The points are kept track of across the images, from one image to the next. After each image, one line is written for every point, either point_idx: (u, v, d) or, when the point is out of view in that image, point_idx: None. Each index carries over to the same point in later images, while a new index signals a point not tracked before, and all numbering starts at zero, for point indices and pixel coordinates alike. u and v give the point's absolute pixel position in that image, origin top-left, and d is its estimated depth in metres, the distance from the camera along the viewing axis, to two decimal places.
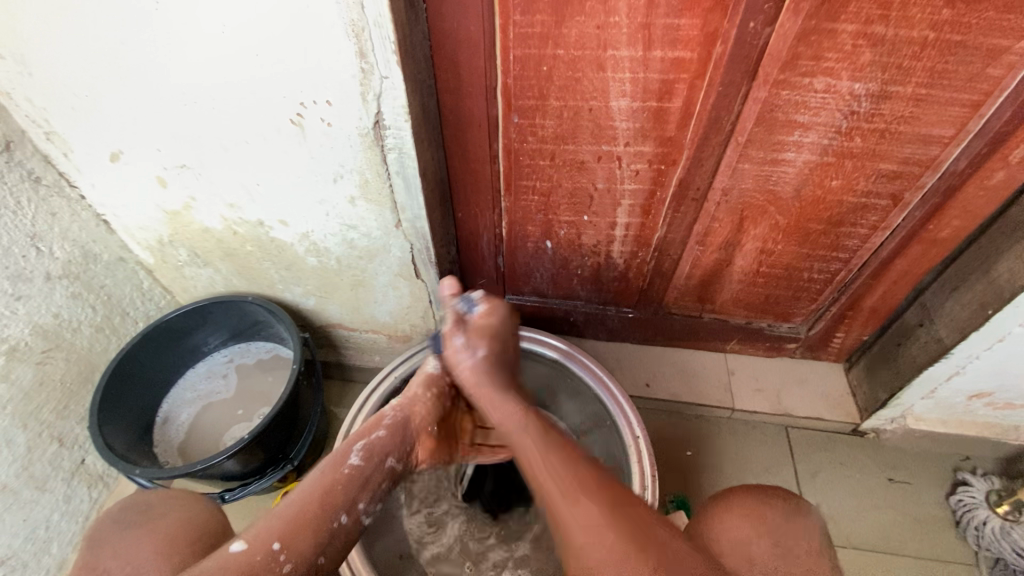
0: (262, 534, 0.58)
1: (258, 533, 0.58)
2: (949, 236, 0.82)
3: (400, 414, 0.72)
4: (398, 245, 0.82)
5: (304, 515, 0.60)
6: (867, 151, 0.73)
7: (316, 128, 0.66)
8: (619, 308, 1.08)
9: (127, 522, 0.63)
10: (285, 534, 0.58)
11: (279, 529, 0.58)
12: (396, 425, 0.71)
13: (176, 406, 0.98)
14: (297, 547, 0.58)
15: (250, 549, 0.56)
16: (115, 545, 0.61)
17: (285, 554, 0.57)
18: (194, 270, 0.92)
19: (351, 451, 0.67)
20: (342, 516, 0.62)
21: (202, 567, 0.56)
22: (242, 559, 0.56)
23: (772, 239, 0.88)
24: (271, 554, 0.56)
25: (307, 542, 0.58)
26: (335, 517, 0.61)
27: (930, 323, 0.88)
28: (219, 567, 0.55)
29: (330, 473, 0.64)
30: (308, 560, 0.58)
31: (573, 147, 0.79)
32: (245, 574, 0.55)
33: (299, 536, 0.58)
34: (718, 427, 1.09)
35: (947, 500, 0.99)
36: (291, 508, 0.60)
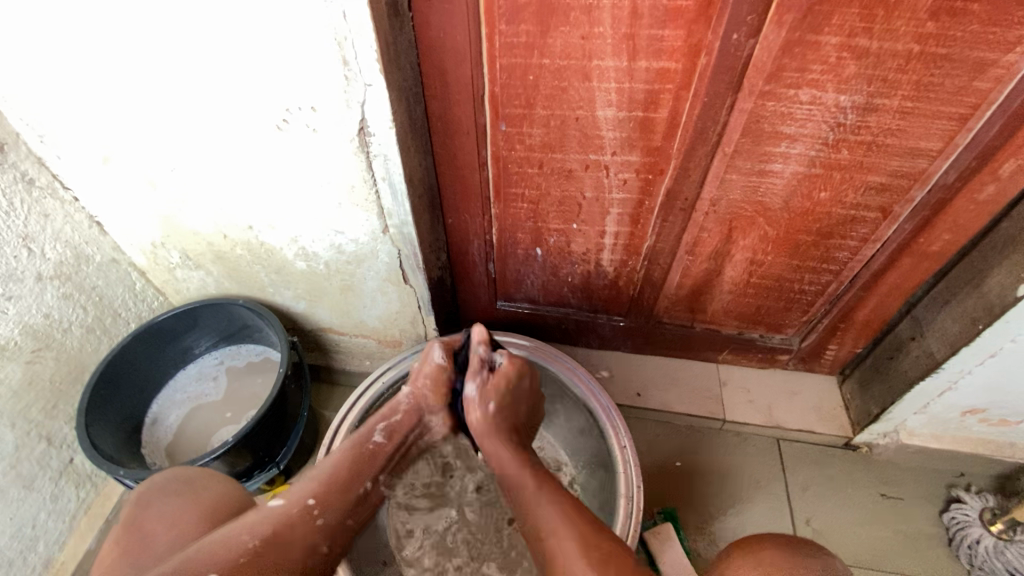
0: (300, 491, 0.66)
1: (295, 491, 0.66)
2: (940, 249, 0.81)
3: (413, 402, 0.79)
4: (386, 250, 0.82)
5: (335, 477, 0.69)
6: (855, 164, 0.73)
7: (302, 134, 0.67)
8: (610, 317, 1.08)
9: (170, 491, 0.68)
10: (319, 492, 0.67)
11: (317, 489, 0.67)
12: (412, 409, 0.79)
13: (165, 407, 0.99)
14: (331, 505, 0.66)
15: (288, 503, 0.64)
16: (159, 510, 0.66)
17: (319, 507, 0.65)
18: (186, 272, 0.93)
19: (374, 430, 0.76)
20: (368, 483, 0.71)
21: (248, 516, 0.63)
22: (282, 508, 0.64)
23: (762, 250, 0.87)
24: (306, 508, 0.64)
25: (337, 498, 0.67)
26: (362, 484, 0.70)
27: (922, 337, 0.86)
28: (262, 517, 0.63)
29: (355, 449, 0.73)
30: (338, 521, 0.66)
31: (560, 156, 0.79)
32: (286, 521, 0.62)
33: (329, 496, 0.67)
34: (709, 438, 1.08)
35: (940, 518, 0.98)
36: (330, 474, 0.69)
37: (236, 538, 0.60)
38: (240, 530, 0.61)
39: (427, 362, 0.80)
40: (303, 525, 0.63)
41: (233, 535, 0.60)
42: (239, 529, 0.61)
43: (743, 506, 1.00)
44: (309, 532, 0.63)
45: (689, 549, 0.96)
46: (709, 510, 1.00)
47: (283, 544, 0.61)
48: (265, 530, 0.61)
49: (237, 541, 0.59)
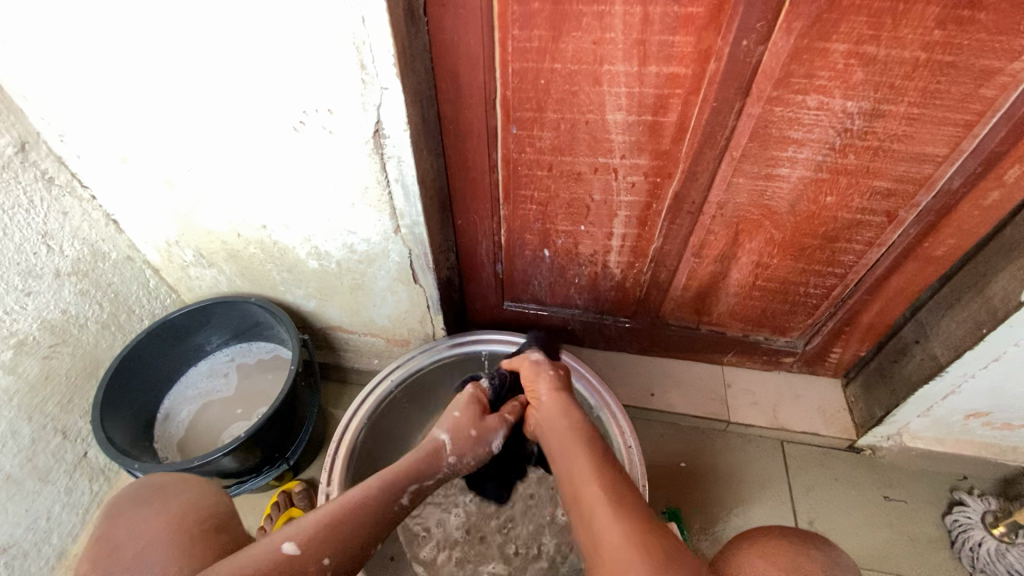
0: (317, 540, 0.53)
1: (313, 536, 0.53)
2: (945, 253, 0.82)
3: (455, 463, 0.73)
4: (397, 250, 0.84)
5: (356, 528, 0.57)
6: (861, 169, 0.74)
7: (317, 135, 0.68)
8: (616, 318, 1.09)
9: (140, 500, 0.59)
10: (337, 549, 0.54)
11: (332, 542, 0.54)
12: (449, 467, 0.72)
13: (177, 403, 1.01)
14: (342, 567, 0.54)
15: (304, 556, 0.51)
16: (126, 521, 0.57)
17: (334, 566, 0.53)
18: (199, 270, 0.94)
19: (405, 490, 0.64)
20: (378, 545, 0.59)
21: (251, 554, 0.50)
22: (298, 558, 0.51)
23: (768, 253, 0.88)
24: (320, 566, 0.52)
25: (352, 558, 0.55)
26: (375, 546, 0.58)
27: (926, 341, 0.87)
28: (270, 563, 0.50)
29: (377, 502, 0.60)
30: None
31: (570, 159, 0.80)
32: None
33: (346, 552, 0.55)
34: (714, 439, 1.08)
35: (943, 520, 0.98)
36: (347, 524, 0.57)
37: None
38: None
39: (484, 440, 0.77)
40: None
41: None
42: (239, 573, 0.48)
43: (748, 506, 1.01)
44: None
45: (692, 549, 0.97)
46: (712, 510, 1.01)
47: None
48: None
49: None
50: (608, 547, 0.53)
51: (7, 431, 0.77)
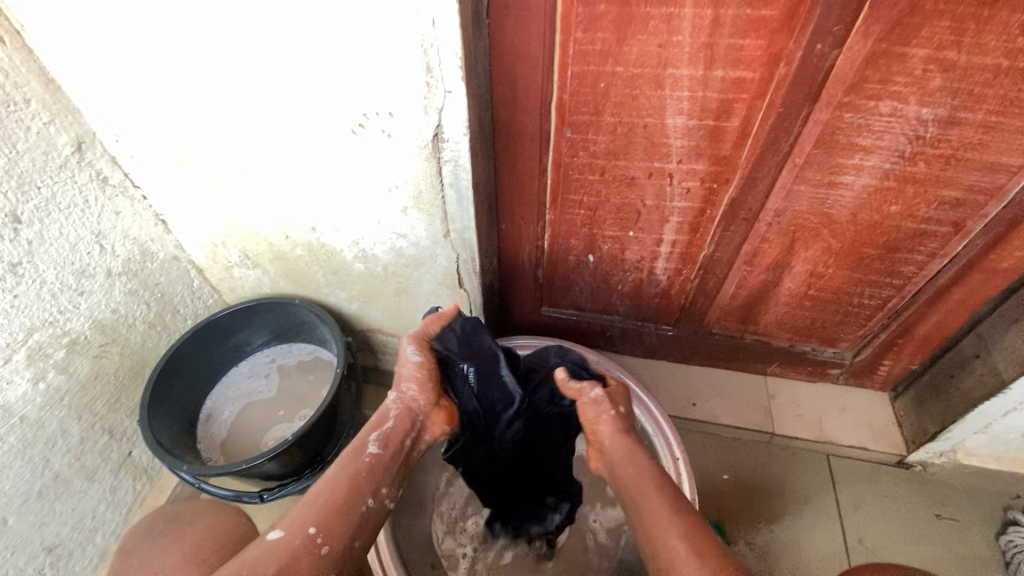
0: (297, 518, 0.56)
1: (292, 519, 0.56)
2: (1011, 266, 0.79)
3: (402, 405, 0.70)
4: (445, 254, 0.83)
5: (333, 499, 0.59)
6: (931, 177, 0.71)
7: (376, 139, 0.67)
8: (658, 326, 1.07)
9: (155, 534, 0.67)
10: (320, 516, 0.56)
11: (314, 513, 0.57)
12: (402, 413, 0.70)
13: (219, 403, 1.01)
14: (335, 530, 0.56)
15: (288, 534, 0.54)
16: (142, 556, 0.65)
17: (323, 536, 0.55)
18: (243, 271, 0.94)
19: (367, 442, 0.66)
20: (370, 499, 0.61)
21: (237, 558, 0.53)
22: (280, 544, 0.54)
23: (824, 262, 0.86)
24: (310, 538, 0.54)
25: (340, 524, 0.57)
26: (365, 501, 0.60)
27: (988, 355, 0.84)
28: (259, 557, 0.53)
29: (347, 463, 0.63)
30: (346, 545, 0.56)
31: (623, 163, 0.79)
32: (288, 559, 0.52)
33: (333, 520, 0.57)
34: (756, 452, 1.06)
35: (997, 541, 0.95)
36: (322, 493, 0.59)
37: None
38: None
39: (404, 360, 0.72)
40: (307, 561, 0.53)
41: None
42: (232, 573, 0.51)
43: (793, 521, 0.98)
44: (320, 563, 0.54)
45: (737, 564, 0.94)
46: (756, 524, 0.98)
47: None
48: (271, 567, 0.52)
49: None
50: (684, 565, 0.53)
51: (57, 431, 0.77)
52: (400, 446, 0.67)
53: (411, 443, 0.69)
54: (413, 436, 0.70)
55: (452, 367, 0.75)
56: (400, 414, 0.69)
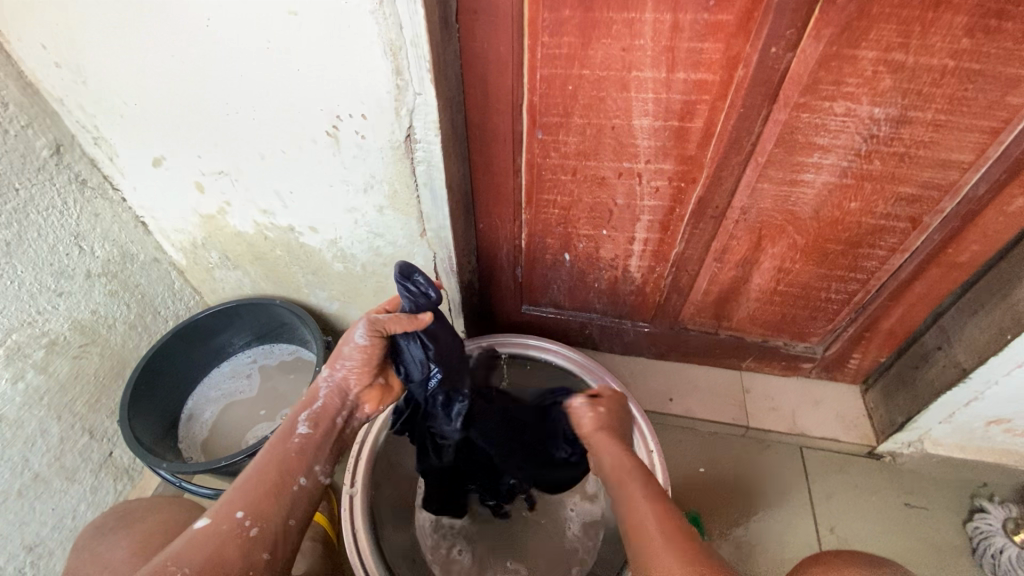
0: (224, 505, 0.57)
1: (220, 505, 0.58)
2: (968, 260, 0.82)
3: (334, 385, 0.70)
4: (422, 253, 0.84)
5: (262, 482, 0.60)
6: (887, 174, 0.74)
7: (350, 141, 0.69)
8: (635, 323, 1.09)
9: (104, 530, 0.71)
10: (247, 501, 0.58)
11: (242, 499, 0.58)
12: (335, 393, 0.70)
13: (200, 404, 1.02)
14: (264, 511, 0.58)
15: (216, 520, 0.56)
16: (93, 551, 0.69)
17: (250, 518, 0.57)
18: (224, 272, 0.96)
19: (298, 421, 0.66)
20: (302, 478, 0.62)
21: (169, 547, 0.55)
22: (209, 531, 0.56)
23: (790, 258, 0.89)
24: (239, 522, 0.56)
25: (269, 504, 0.58)
26: (294, 481, 0.61)
27: (949, 347, 0.87)
28: (188, 544, 0.55)
29: (276, 446, 0.63)
30: (278, 525, 0.58)
31: (594, 164, 0.81)
32: (216, 544, 0.55)
33: (261, 503, 0.58)
34: (732, 445, 1.08)
35: (964, 527, 0.97)
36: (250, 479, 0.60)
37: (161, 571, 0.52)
38: (161, 564, 0.53)
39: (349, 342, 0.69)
40: (232, 546, 0.55)
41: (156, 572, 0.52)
42: (159, 562, 0.53)
43: (767, 512, 1.00)
44: (249, 545, 0.56)
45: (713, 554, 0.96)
46: (731, 515, 1.00)
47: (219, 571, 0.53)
48: (198, 554, 0.54)
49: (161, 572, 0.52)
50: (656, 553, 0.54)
51: (37, 430, 0.78)
52: (332, 424, 0.68)
53: (342, 421, 0.70)
54: (346, 414, 0.71)
55: (407, 360, 0.76)
56: (331, 395, 0.69)
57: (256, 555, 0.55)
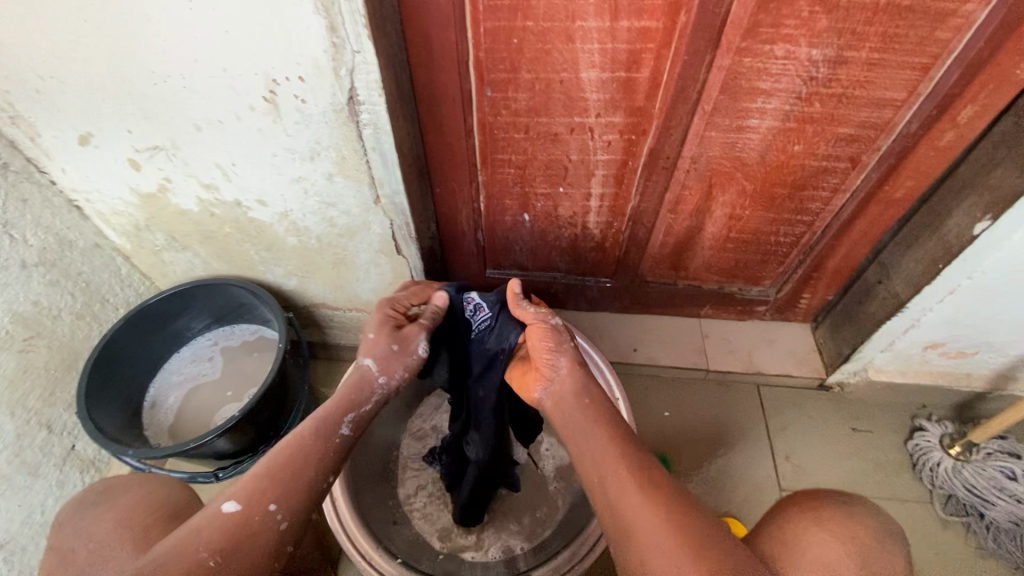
0: (258, 493, 0.57)
1: (252, 493, 0.57)
2: (904, 195, 0.86)
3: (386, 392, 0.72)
4: (378, 221, 0.83)
5: (295, 475, 0.60)
6: (826, 116, 0.76)
7: (290, 105, 0.66)
8: (597, 279, 1.11)
9: (86, 505, 0.62)
10: (281, 495, 0.58)
11: (275, 489, 0.58)
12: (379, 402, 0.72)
13: (163, 390, 1.00)
14: (293, 506, 0.58)
15: (247, 509, 0.56)
16: (75, 526, 0.60)
17: (283, 515, 0.57)
18: (173, 254, 0.92)
19: (341, 424, 0.66)
20: (329, 477, 0.63)
21: (196, 526, 0.54)
22: (241, 519, 0.55)
23: (740, 205, 0.92)
24: (269, 515, 0.56)
25: (300, 500, 0.59)
26: (325, 478, 0.62)
27: (888, 280, 0.93)
28: (217, 527, 0.54)
29: (316, 444, 0.63)
30: (304, 519, 0.58)
31: (545, 120, 0.81)
32: (246, 533, 0.55)
33: (293, 496, 0.58)
34: (694, 388, 1.14)
35: (906, 446, 1.06)
36: (285, 470, 0.60)
37: (192, 556, 0.52)
38: (193, 549, 0.52)
39: (410, 351, 0.74)
40: (264, 537, 0.55)
41: (185, 552, 0.52)
42: (189, 546, 0.52)
43: (728, 446, 1.07)
44: (274, 539, 0.56)
45: None
46: (696, 453, 1.06)
47: (244, 559, 0.54)
48: (225, 541, 0.54)
49: (192, 558, 0.52)
50: (625, 497, 0.56)
51: None
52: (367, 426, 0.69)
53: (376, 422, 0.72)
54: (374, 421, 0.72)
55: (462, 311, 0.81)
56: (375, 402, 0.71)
57: (279, 546, 0.56)
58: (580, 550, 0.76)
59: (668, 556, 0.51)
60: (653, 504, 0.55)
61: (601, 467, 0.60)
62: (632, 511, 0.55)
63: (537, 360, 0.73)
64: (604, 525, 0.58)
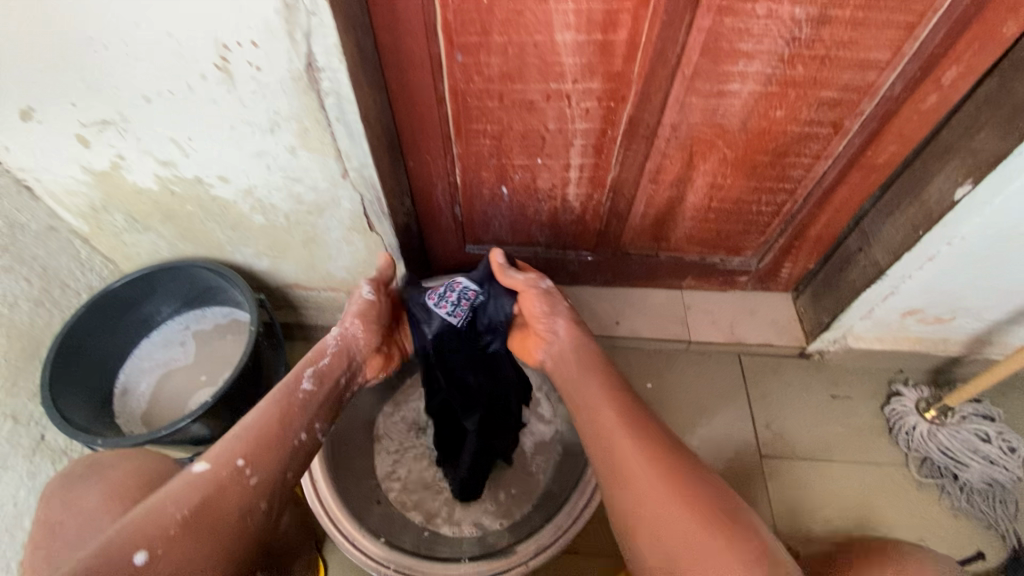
0: (226, 451, 0.59)
1: (222, 452, 0.59)
2: (886, 161, 0.85)
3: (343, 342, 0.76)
4: (348, 197, 0.79)
5: (266, 434, 0.62)
6: (809, 79, 0.74)
7: (244, 73, 0.62)
8: (579, 253, 1.09)
9: (72, 481, 0.65)
10: (250, 452, 0.59)
11: (244, 448, 0.60)
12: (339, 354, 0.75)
13: (134, 377, 0.97)
14: (263, 463, 0.59)
15: (216, 466, 0.57)
16: (63, 499, 0.64)
17: (253, 470, 0.58)
18: (135, 236, 0.88)
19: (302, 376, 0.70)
20: (302, 434, 0.65)
21: (166, 487, 0.56)
22: (210, 476, 0.56)
23: (722, 173, 0.90)
24: (238, 470, 0.58)
25: (269, 458, 0.60)
26: (296, 433, 0.64)
27: (869, 248, 0.92)
28: (187, 485, 0.56)
29: (282, 399, 0.66)
30: (275, 476, 0.60)
31: (520, 87, 0.77)
32: (215, 489, 0.56)
33: (262, 454, 0.60)
34: (676, 359, 1.13)
35: (882, 410, 1.08)
36: (255, 429, 0.62)
37: (160, 511, 0.53)
38: (160, 504, 0.53)
39: (356, 296, 0.78)
40: (233, 491, 0.56)
41: (154, 509, 0.53)
42: (157, 503, 0.53)
43: (711, 416, 1.08)
44: (244, 494, 0.57)
45: None
46: (679, 424, 1.07)
47: (215, 515, 0.54)
48: (195, 497, 0.55)
49: (160, 512, 0.53)
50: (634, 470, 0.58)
51: None
52: (334, 383, 0.73)
53: (345, 380, 0.75)
54: (348, 375, 0.76)
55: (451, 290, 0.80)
56: (336, 354, 0.75)
57: (251, 502, 0.57)
58: (563, 521, 0.77)
59: (668, 524, 0.54)
60: (660, 478, 0.57)
61: (609, 442, 0.62)
62: (639, 484, 0.57)
63: (534, 325, 0.80)
64: (610, 496, 0.60)
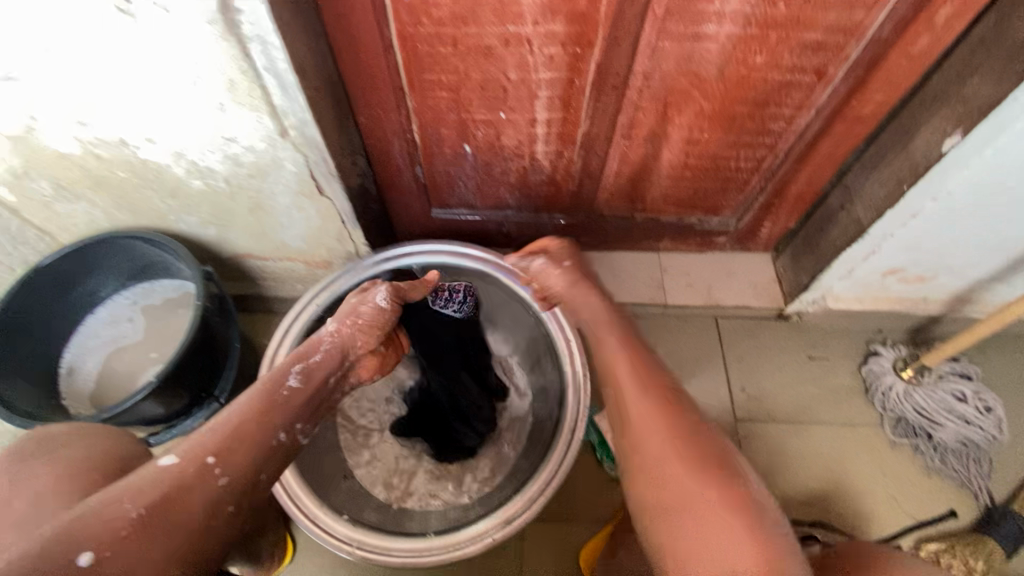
0: (196, 446, 0.53)
1: (193, 446, 0.53)
2: (871, 112, 0.79)
3: (336, 342, 0.70)
4: (290, 158, 0.72)
5: (243, 432, 0.55)
6: (792, 19, 0.67)
7: (151, 15, 0.54)
8: (551, 216, 1.04)
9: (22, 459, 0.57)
10: (221, 448, 0.53)
11: (215, 442, 0.54)
12: (333, 354, 0.69)
13: (80, 354, 0.93)
14: (235, 461, 0.53)
15: (183, 462, 0.51)
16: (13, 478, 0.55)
17: (221, 468, 0.52)
18: (66, 206, 0.81)
19: (289, 373, 0.64)
20: (281, 433, 0.58)
21: (128, 481, 0.50)
22: (172, 472, 0.51)
23: (698, 127, 0.84)
24: (207, 468, 0.51)
25: (244, 457, 0.54)
26: (276, 433, 0.58)
27: (851, 205, 0.88)
28: (148, 481, 0.50)
29: (263, 396, 0.60)
30: (246, 476, 0.53)
31: (475, 31, 0.69)
32: (177, 487, 0.50)
33: (234, 452, 0.54)
34: (653, 324, 1.10)
35: (859, 370, 1.06)
36: (231, 422, 0.56)
37: (114, 509, 0.47)
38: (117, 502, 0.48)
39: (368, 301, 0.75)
40: (198, 491, 0.50)
41: (104, 508, 0.47)
42: (114, 500, 0.48)
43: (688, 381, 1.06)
44: (213, 495, 0.50)
45: None
46: None
47: (175, 517, 0.48)
48: (155, 494, 0.49)
49: (114, 510, 0.47)
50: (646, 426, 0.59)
51: None
52: (322, 384, 0.66)
53: (335, 380, 0.68)
54: (340, 374, 0.70)
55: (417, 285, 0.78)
56: (329, 354, 0.69)
57: (216, 505, 0.51)
58: (534, 495, 0.75)
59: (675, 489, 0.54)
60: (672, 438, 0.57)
61: (625, 400, 0.62)
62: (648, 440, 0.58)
63: None
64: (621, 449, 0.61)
